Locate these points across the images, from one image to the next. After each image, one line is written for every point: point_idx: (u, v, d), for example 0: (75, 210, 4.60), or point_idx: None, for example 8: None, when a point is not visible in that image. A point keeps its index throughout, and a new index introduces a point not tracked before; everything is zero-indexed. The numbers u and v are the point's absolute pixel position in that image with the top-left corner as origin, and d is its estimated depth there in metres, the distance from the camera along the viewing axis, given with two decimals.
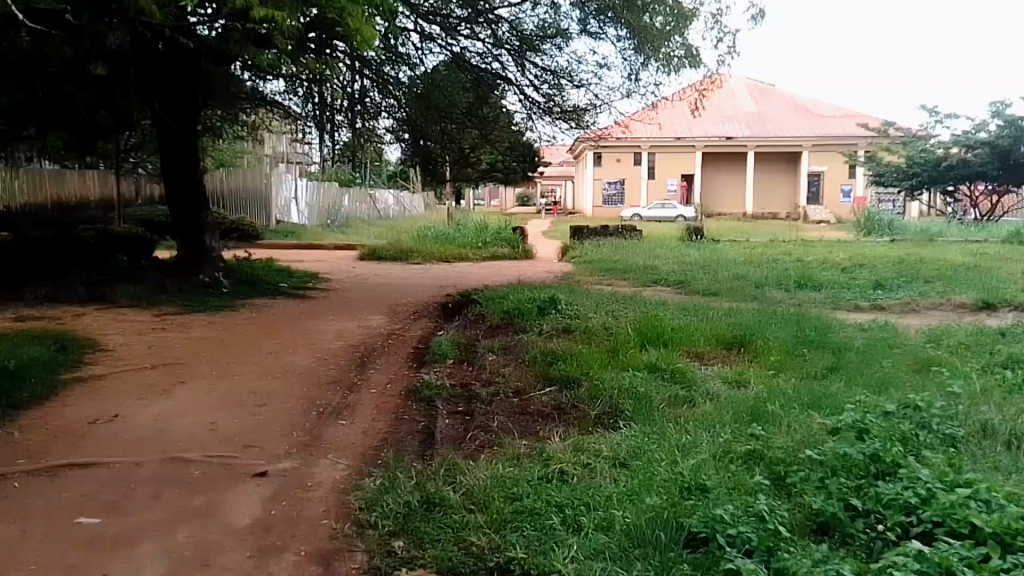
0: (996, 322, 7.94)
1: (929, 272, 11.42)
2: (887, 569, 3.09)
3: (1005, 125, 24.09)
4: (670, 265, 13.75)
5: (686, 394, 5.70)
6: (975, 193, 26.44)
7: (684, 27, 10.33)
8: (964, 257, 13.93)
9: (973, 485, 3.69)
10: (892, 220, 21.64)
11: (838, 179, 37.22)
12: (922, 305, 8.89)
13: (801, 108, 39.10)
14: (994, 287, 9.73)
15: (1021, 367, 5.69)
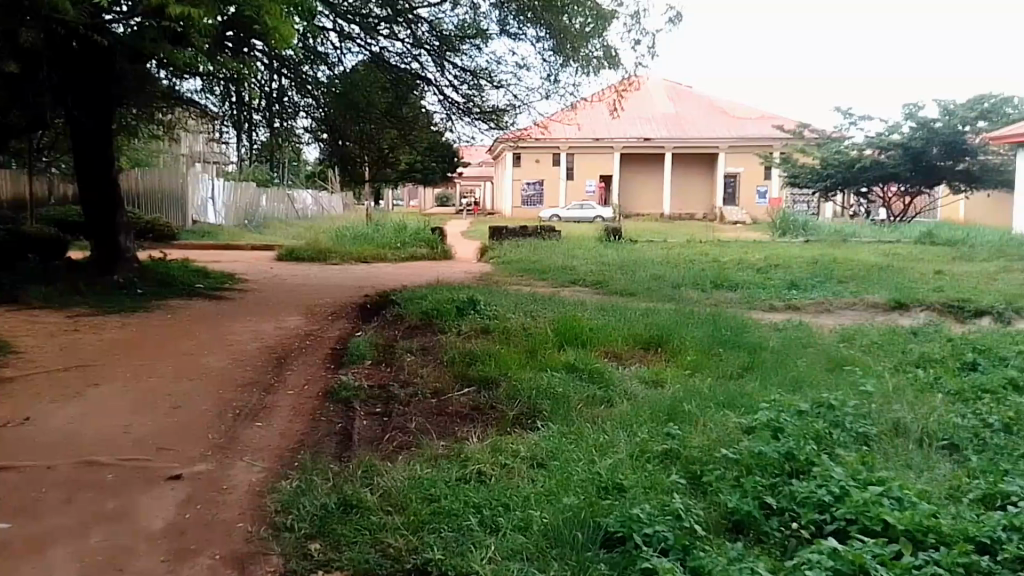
0: (907, 321, 8.13)
1: (841, 272, 11.69)
2: (801, 568, 3.01)
3: (918, 127, 25.17)
4: (590, 266, 13.74)
5: (602, 395, 5.59)
6: (889, 193, 27.31)
7: (604, 29, 10.24)
8: (873, 258, 14.38)
9: (885, 483, 3.64)
10: (805, 222, 22.27)
11: (753, 180, 38.14)
12: (835, 305, 9.06)
13: (716, 111, 39.93)
14: (905, 287, 9.99)
15: (931, 366, 5.78)
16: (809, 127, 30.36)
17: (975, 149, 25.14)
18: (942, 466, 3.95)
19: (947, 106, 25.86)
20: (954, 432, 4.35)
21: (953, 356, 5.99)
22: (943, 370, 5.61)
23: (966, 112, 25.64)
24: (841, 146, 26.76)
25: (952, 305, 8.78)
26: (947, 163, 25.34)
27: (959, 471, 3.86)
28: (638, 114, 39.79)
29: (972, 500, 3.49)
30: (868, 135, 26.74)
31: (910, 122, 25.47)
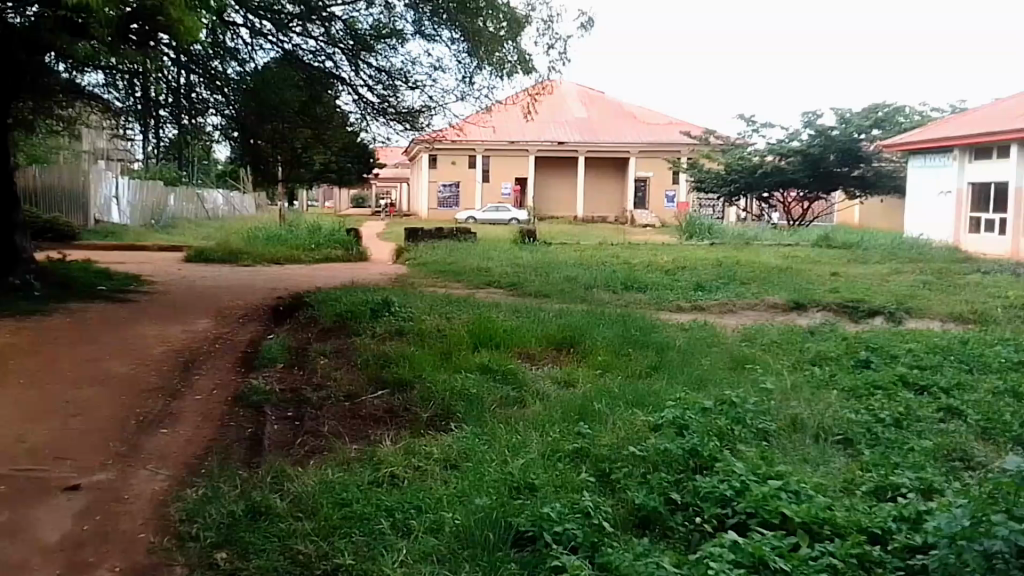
0: (805, 321, 8.44)
1: (744, 274, 12.06)
2: (703, 560, 3.08)
3: (816, 135, 26.13)
4: (506, 268, 13.77)
5: (516, 395, 5.60)
6: (788, 199, 28.41)
7: (517, 33, 10.32)
8: (774, 261, 14.89)
9: (784, 477, 3.77)
10: (711, 225, 22.92)
11: (662, 185, 39.02)
12: (739, 306, 9.33)
13: (626, 116, 40.59)
14: (803, 288, 10.36)
15: (827, 364, 6.02)
16: (714, 133, 31.20)
17: (869, 157, 26.38)
18: (837, 459, 4.10)
19: (843, 115, 27.02)
20: (848, 427, 4.52)
21: (849, 354, 6.25)
22: (838, 368, 5.86)
23: (860, 121, 26.65)
24: (744, 152, 27.49)
25: (847, 305, 9.17)
26: (843, 169, 26.48)
27: (853, 464, 4.01)
28: (552, 118, 40.17)
29: (866, 493, 3.63)
30: (769, 141, 27.66)
31: (809, 129, 26.50)
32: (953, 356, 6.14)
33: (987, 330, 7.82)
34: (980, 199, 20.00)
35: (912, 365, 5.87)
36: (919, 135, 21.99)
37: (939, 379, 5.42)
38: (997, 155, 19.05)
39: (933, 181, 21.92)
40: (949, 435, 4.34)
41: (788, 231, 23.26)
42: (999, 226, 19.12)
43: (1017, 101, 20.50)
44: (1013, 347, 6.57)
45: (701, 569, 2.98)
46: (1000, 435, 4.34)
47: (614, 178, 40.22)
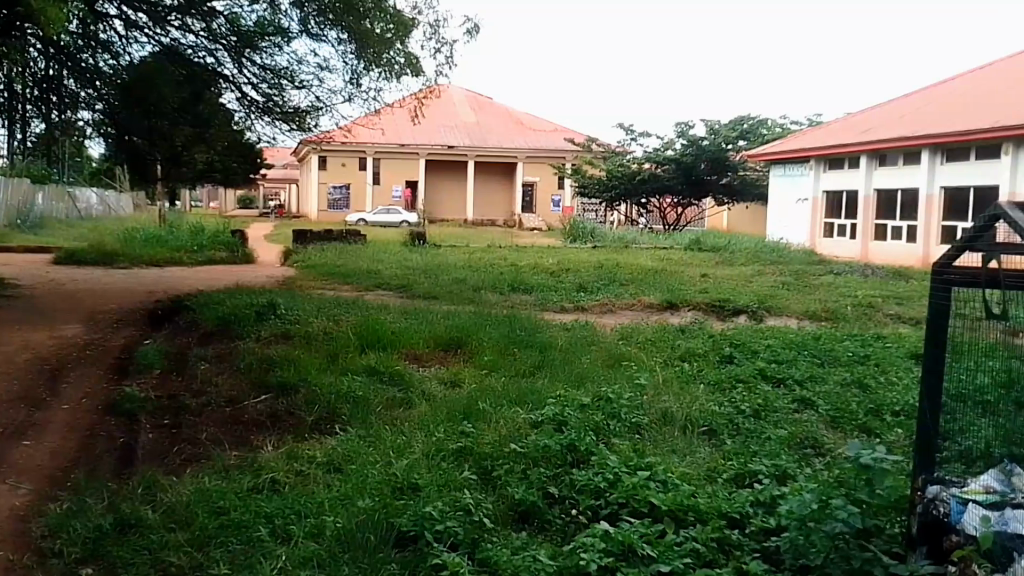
0: (676, 321, 8.77)
1: (624, 276, 12.44)
2: (577, 551, 3.19)
3: (688, 145, 27.20)
4: (393, 270, 13.70)
5: (402, 396, 5.61)
6: (664, 205, 29.58)
7: (405, 36, 10.30)
8: (652, 263, 15.41)
9: (652, 467, 3.95)
10: (594, 229, 23.54)
11: (549, 189, 39.69)
12: (618, 306, 9.62)
13: (513, 121, 41.03)
14: (675, 289, 10.80)
15: (695, 360, 6.32)
16: (597, 140, 31.97)
17: (735, 166, 27.54)
18: (702, 449, 4.30)
19: (712, 127, 28.17)
20: (713, 418, 4.76)
21: (714, 350, 6.57)
22: (705, 364, 6.15)
23: (727, 133, 27.78)
24: (623, 160, 28.45)
25: (714, 304, 9.62)
26: (713, 177, 27.66)
27: (717, 453, 4.23)
28: (440, 122, 40.19)
29: (726, 479, 3.85)
30: (647, 150, 28.57)
31: (682, 139, 27.53)
32: (808, 351, 6.55)
33: (839, 327, 8.37)
34: (834, 206, 21.32)
35: (771, 359, 6.24)
36: (780, 145, 23.17)
37: (794, 372, 5.79)
38: (848, 165, 20.42)
39: (792, 190, 23.21)
40: (801, 423, 4.65)
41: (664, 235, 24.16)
42: (850, 231, 20.44)
43: (867, 115, 21.94)
44: (860, 341, 7.06)
45: (573, 561, 3.09)
46: (847, 423, 4.68)
47: (501, 182, 40.51)
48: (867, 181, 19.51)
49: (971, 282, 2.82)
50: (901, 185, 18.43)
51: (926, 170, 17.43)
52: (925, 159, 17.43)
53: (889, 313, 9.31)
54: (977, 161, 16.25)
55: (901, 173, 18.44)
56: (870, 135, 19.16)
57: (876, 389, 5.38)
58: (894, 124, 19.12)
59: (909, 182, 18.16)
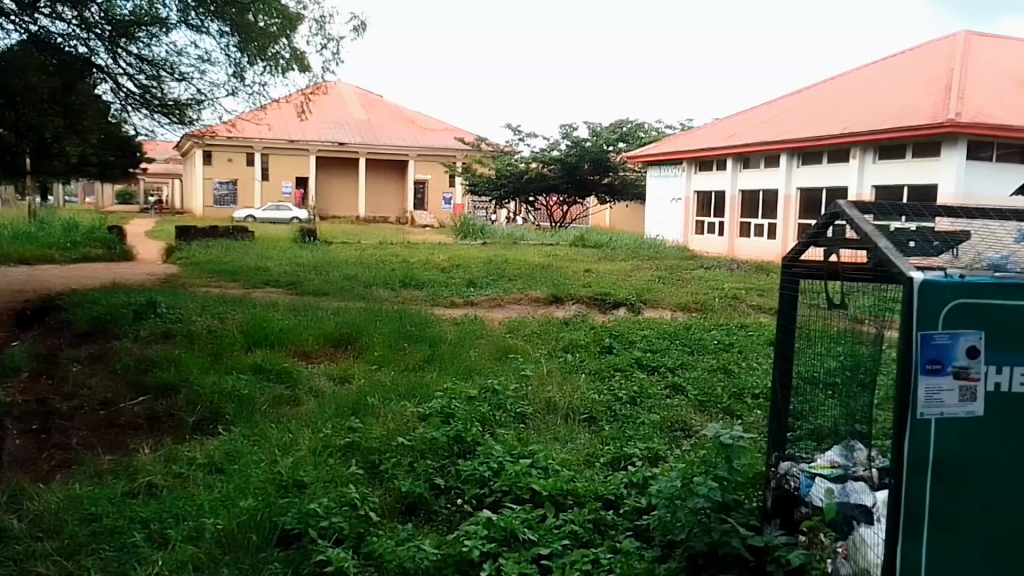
0: (561, 313, 9.03)
1: (511, 271, 12.66)
2: (461, 539, 3.29)
3: (573, 146, 27.76)
4: (281, 267, 13.45)
5: (290, 394, 5.58)
6: (551, 203, 30.10)
7: (291, 30, 10.18)
8: (540, 259, 15.72)
9: (535, 454, 4.09)
10: (484, 226, 23.71)
11: (439, 186, 39.66)
12: (506, 301, 9.78)
13: (403, 119, 40.81)
14: (560, 284, 11.07)
15: (577, 350, 6.55)
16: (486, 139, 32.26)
17: (615, 167, 28.22)
18: (582, 435, 4.49)
19: (594, 129, 28.84)
20: (592, 406, 4.96)
21: (595, 341, 6.82)
22: (587, 354, 6.39)
23: (608, 135, 28.42)
24: (512, 159, 29.11)
25: (596, 297, 9.93)
26: (595, 177, 28.30)
27: (596, 438, 4.43)
28: (330, 118, 39.56)
29: (604, 463, 4.05)
30: (534, 149, 29.02)
31: (567, 140, 28.06)
32: (680, 340, 6.90)
33: (710, 317, 8.83)
34: (704, 205, 22.21)
35: (647, 348, 6.54)
36: (655, 148, 24.01)
37: (666, 360, 6.09)
38: (716, 167, 21.40)
39: (667, 190, 24.05)
40: (672, 408, 4.92)
41: (552, 232, 24.58)
42: (718, 228, 21.36)
43: (733, 120, 23.06)
44: (726, 330, 7.48)
45: (457, 549, 3.19)
46: (713, 406, 4.98)
47: (392, 179, 40.20)
48: (733, 182, 20.53)
49: (814, 275, 3.14)
50: (762, 185, 19.42)
51: (784, 172, 18.43)
52: (783, 163, 18.46)
53: (754, 304, 9.87)
54: (828, 164, 17.29)
55: (762, 176, 19.44)
56: (737, 139, 20.13)
57: (739, 373, 5.76)
58: (764, 127, 20.10)
59: (769, 183, 19.13)
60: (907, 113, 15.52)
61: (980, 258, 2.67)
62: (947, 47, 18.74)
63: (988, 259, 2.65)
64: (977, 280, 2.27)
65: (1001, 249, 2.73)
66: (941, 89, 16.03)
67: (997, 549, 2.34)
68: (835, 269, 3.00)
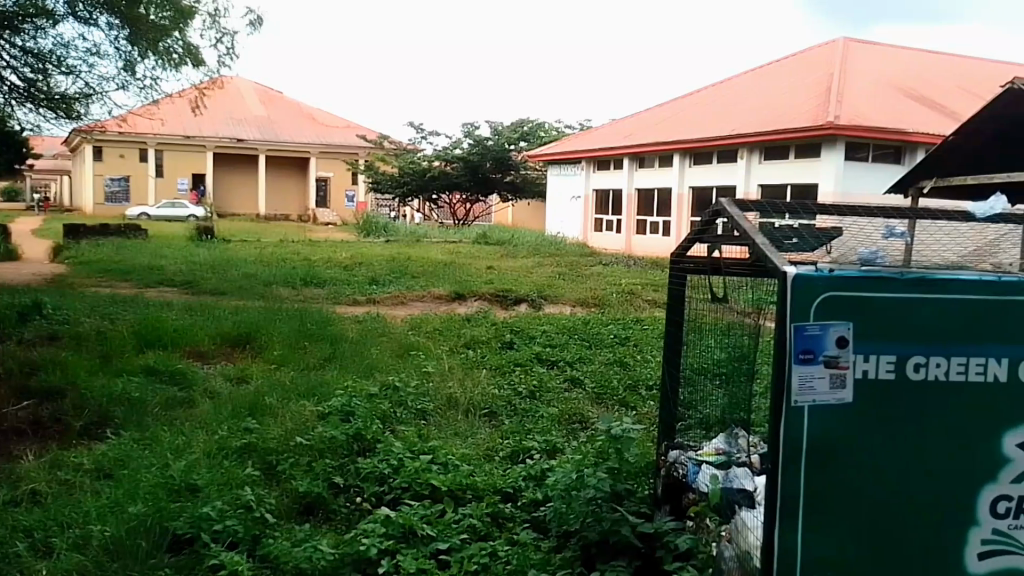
0: (463, 310, 9.08)
1: (414, 269, 12.63)
2: (357, 537, 3.26)
3: (475, 145, 27.82)
4: (178, 266, 13.02)
5: (183, 395, 5.43)
6: (454, 201, 30.13)
7: (184, 25, 9.87)
8: (442, 256, 15.71)
9: (435, 450, 4.11)
10: (387, 224, 23.53)
11: (343, 184, 39.07)
12: (409, 299, 9.74)
13: (305, 116, 40.06)
14: (463, 281, 11.09)
15: (478, 346, 6.60)
16: (388, 137, 32.23)
17: (517, 165, 28.44)
18: (482, 430, 4.53)
19: (496, 128, 28.96)
20: (493, 401, 5.01)
21: (496, 338, 6.87)
22: (488, 350, 6.44)
23: (509, 134, 28.57)
24: (415, 157, 29.05)
25: (498, 294, 9.99)
26: (498, 175, 28.46)
27: (496, 433, 4.48)
28: (229, 114, 38.49)
29: (503, 457, 4.12)
30: (437, 148, 28.98)
31: (469, 139, 28.10)
32: (578, 335, 7.04)
33: (607, 312, 9.02)
34: (602, 203, 22.64)
35: (546, 343, 6.65)
36: (556, 147, 24.31)
37: (565, 355, 6.20)
38: (614, 166, 21.86)
39: (567, 188, 24.40)
40: (570, 401, 5.01)
41: (457, 229, 24.59)
42: (616, 226, 21.79)
43: (633, 119, 23.53)
44: (622, 324, 7.66)
45: (353, 547, 3.16)
46: (609, 398, 5.11)
47: (294, 176, 39.41)
48: (629, 181, 21.02)
49: (699, 269, 3.27)
50: (657, 184, 19.93)
51: (676, 171, 18.98)
52: (676, 162, 19.03)
53: (650, 299, 10.14)
54: (719, 164, 17.92)
55: (656, 174, 19.94)
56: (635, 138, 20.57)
57: (634, 366, 5.92)
58: (659, 127, 20.62)
59: (664, 182, 19.64)
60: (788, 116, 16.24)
61: (852, 253, 2.79)
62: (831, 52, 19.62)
63: (859, 254, 2.77)
64: (846, 274, 2.35)
65: (870, 241, 2.83)
66: (819, 94, 16.81)
67: (871, 527, 2.44)
68: (718, 264, 3.16)
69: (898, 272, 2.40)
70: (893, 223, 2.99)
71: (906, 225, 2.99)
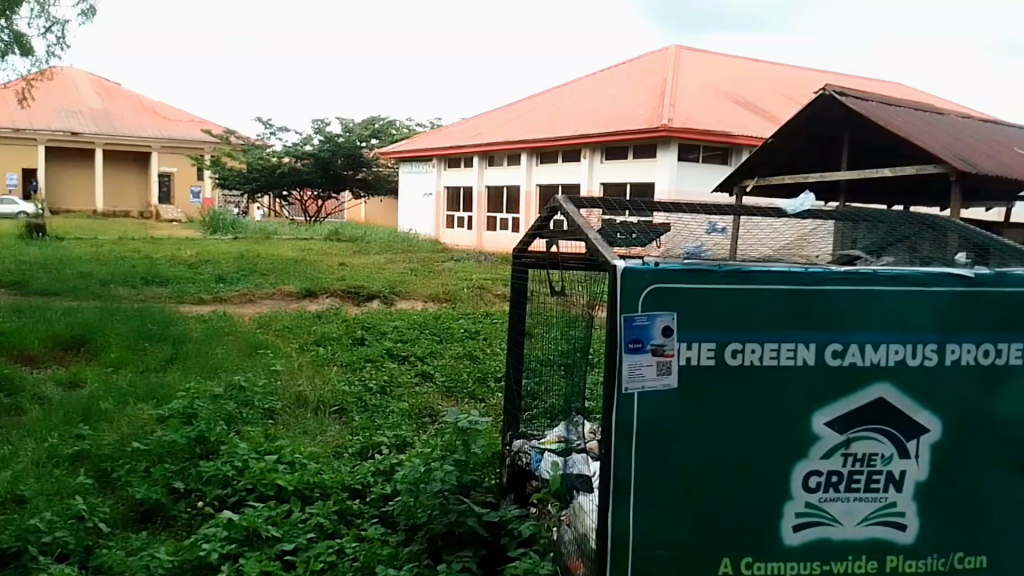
0: (313, 307, 8.94)
1: (263, 266, 12.30)
2: (197, 543, 3.15)
3: (326, 141, 27.16)
4: (2, 265, 12.13)
5: (10, 401, 5.07)
6: (305, 198, 29.59)
7: (9, 11, 9.16)
8: (294, 253, 15.34)
9: (281, 450, 4.05)
10: (235, 220, 22.74)
11: (188, 180, 37.38)
12: (257, 296, 9.49)
13: (146, 108, 38.07)
14: (314, 278, 10.91)
15: (329, 343, 6.52)
16: (236, 132, 31.21)
17: (369, 162, 28.12)
18: (332, 427, 4.50)
19: (348, 124, 28.38)
20: (344, 397, 4.98)
21: (347, 334, 6.82)
22: (338, 346, 6.37)
23: (361, 131, 27.90)
24: (264, 153, 28.27)
25: (350, 290, 9.90)
26: (349, 172, 28.09)
27: (346, 429, 4.46)
28: (62, 104, 36.02)
29: (352, 453, 4.11)
30: (287, 143, 28.37)
31: (320, 135, 27.54)
32: (428, 329, 7.09)
33: (457, 307, 9.13)
34: (453, 200, 22.81)
35: (397, 339, 6.65)
36: (407, 144, 24.24)
37: (417, 349, 6.23)
38: (464, 163, 22.06)
39: (418, 185, 24.39)
40: (420, 396, 5.06)
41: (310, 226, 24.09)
42: (467, 222, 22.00)
43: (487, 117, 23.70)
44: (472, 319, 7.78)
45: (193, 553, 3.05)
46: (459, 391, 5.19)
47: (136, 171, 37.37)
48: (479, 178, 21.24)
49: (540, 263, 3.41)
50: (505, 181, 20.28)
51: (525, 169, 19.37)
52: (523, 161, 19.43)
53: (499, 293, 10.32)
54: (563, 163, 18.48)
55: (506, 172, 20.26)
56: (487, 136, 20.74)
57: (483, 359, 6.04)
58: (510, 126, 20.95)
59: (511, 180, 20.04)
60: (622, 119, 16.98)
61: (679, 248, 2.98)
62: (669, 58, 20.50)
63: (685, 249, 2.94)
64: (671, 266, 2.39)
65: (695, 237, 3.06)
66: (656, 98, 17.57)
67: (698, 510, 2.46)
68: (556, 259, 3.31)
69: (717, 264, 2.45)
70: (716, 220, 3.20)
71: (728, 221, 3.20)
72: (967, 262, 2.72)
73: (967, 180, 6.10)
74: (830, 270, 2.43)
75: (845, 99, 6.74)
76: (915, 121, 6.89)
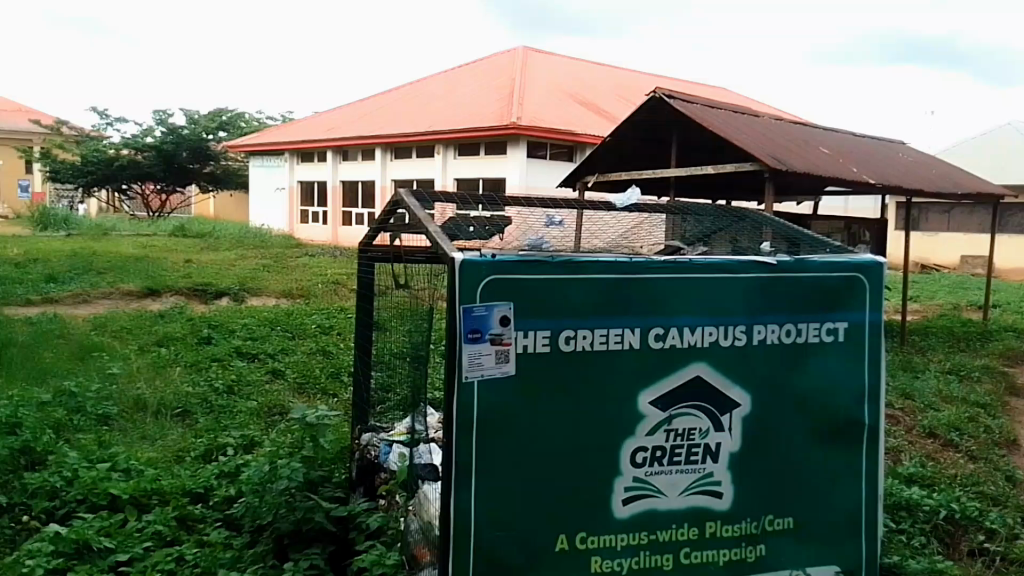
0: (155, 306, 8.62)
1: (99, 265, 11.65)
2: (20, 559, 2.98)
3: (168, 132, 26.00)
4: None
5: None
6: (146, 191, 28.21)
7: None
8: (136, 251, 14.55)
9: (114, 457, 3.89)
10: (67, 216, 21.38)
11: (15, 174, 34.70)
12: (92, 296, 8.99)
13: None
14: (155, 275, 10.44)
15: (172, 343, 6.28)
16: (67, 122, 29.28)
17: (216, 155, 27.19)
18: (174, 431, 4.35)
19: (192, 116, 27.09)
20: (187, 399, 4.82)
21: (192, 333, 6.58)
22: (182, 347, 6.16)
23: (206, 122, 26.89)
24: (99, 144, 26.49)
25: (196, 288, 9.55)
26: (195, 165, 27.01)
27: (189, 432, 4.33)
28: None
29: (194, 457, 4.00)
30: (125, 135, 26.82)
31: (161, 126, 26.23)
32: (279, 326, 6.97)
33: (309, 303, 8.98)
34: (308, 195, 22.36)
35: (246, 337, 6.49)
36: (254, 138, 23.51)
37: (266, 347, 6.09)
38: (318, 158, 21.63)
39: (270, 179, 23.70)
40: (271, 393, 4.98)
41: (154, 222, 22.96)
42: (322, 217, 21.61)
43: (344, 110, 23.30)
44: (326, 314, 7.70)
45: (14, 569, 2.89)
46: (311, 387, 5.15)
47: None
48: (333, 173, 20.88)
49: (385, 257, 3.45)
50: (360, 176, 20.10)
51: (379, 164, 19.24)
52: (378, 156, 19.26)
53: (353, 288, 10.22)
54: (418, 158, 18.50)
55: (361, 168, 20.06)
56: (342, 130, 20.40)
57: (336, 354, 6.01)
58: (364, 120, 20.71)
59: (368, 175, 19.84)
60: (478, 115, 17.10)
61: (519, 240, 3.07)
62: (521, 57, 20.86)
63: (527, 241, 3.04)
64: (507, 258, 2.46)
65: (534, 231, 3.18)
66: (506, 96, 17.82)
67: (535, 491, 2.54)
68: (400, 253, 3.35)
69: (551, 255, 2.54)
70: (553, 214, 3.34)
71: (568, 215, 3.34)
72: (773, 251, 2.95)
73: (780, 176, 6.57)
74: (652, 259, 2.59)
75: (672, 101, 7.10)
76: (737, 123, 7.35)
